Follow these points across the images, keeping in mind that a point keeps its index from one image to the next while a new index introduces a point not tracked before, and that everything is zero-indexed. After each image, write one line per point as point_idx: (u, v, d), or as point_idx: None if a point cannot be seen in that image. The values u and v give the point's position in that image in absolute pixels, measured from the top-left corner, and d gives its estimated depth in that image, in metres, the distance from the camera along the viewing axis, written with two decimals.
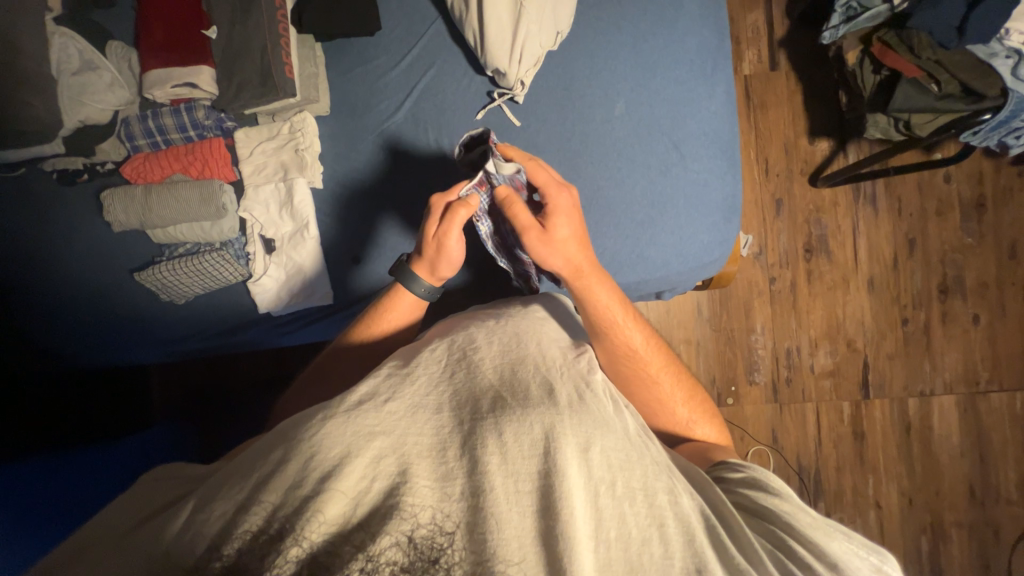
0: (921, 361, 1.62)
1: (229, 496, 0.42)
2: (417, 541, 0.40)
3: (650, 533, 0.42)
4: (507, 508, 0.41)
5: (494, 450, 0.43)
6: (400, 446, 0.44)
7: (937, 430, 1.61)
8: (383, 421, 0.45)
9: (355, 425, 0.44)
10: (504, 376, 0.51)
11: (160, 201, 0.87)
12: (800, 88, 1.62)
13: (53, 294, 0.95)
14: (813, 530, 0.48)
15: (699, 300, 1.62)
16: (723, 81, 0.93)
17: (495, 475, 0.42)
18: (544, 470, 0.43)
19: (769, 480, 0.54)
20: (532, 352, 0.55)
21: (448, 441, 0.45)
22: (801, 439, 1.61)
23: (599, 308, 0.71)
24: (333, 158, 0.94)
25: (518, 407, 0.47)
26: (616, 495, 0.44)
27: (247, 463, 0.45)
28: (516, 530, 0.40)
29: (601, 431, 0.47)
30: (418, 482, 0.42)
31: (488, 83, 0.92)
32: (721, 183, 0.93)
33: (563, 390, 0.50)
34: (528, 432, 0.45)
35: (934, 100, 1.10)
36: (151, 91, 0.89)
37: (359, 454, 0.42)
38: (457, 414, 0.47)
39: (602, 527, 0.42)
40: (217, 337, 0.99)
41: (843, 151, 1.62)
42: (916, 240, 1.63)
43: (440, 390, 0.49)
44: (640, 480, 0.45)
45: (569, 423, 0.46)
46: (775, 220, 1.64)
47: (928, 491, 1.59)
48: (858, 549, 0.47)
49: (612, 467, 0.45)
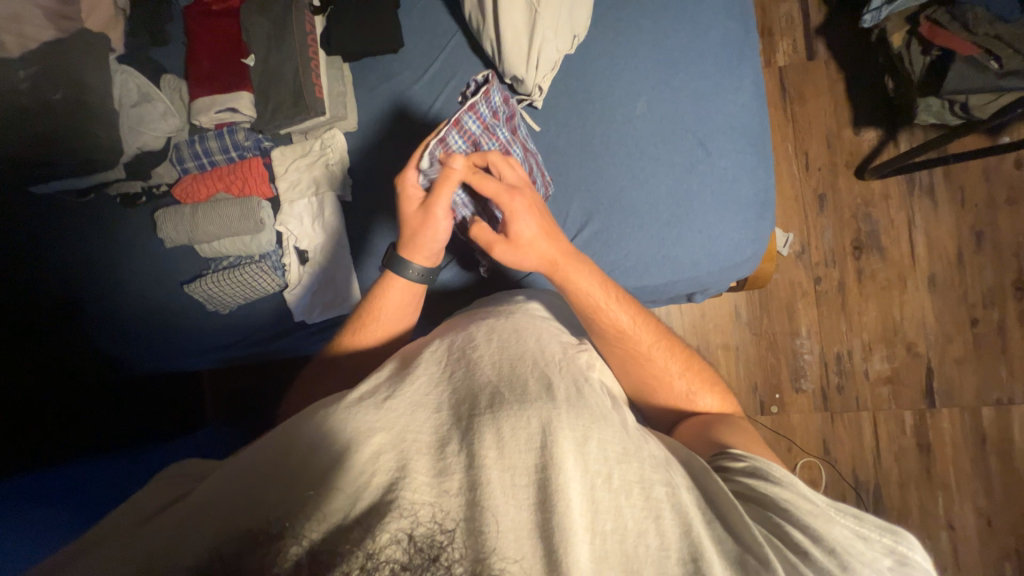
0: (996, 366, 1.46)
1: (233, 478, 0.46)
2: (417, 539, 0.40)
3: (645, 526, 0.45)
4: (503, 501, 0.43)
5: (490, 444, 0.46)
6: (398, 440, 0.47)
7: (1018, 443, 1.44)
8: (383, 417, 0.49)
9: (356, 421, 0.48)
10: (502, 372, 0.55)
11: (206, 217, 0.93)
12: (841, 76, 1.53)
13: (115, 307, 1.04)
14: (815, 518, 0.49)
15: (737, 303, 1.55)
16: (750, 72, 0.90)
17: (490, 469, 0.45)
18: (541, 463, 0.46)
19: (771, 469, 0.54)
20: (532, 347, 0.60)
21: (446, 437, 0.48)
22: (857, 451, 1.49)
23: (588, 304, 0.74)
24: (361, 171, 0.99)
25: (515, 402, 0.50)
26: (613, 487, 0.46)
27: (252, 454, 0.49)
28: (513, 523, 0.42)
29: (598, 424, 0.50)
30: (415, 476, 0.44)
31: (508, 89, 0.94)
32: (751, 178, 0.88)
33: (560, 385, 0.53)
34: (525, 426, 0.48)
35: (994, 78, 1.00)
36: (198, 118, 0.96)
37: (360, 448, 0.46)
38: (456, 411, 0.50)
39: (598, 519, 0.45)
40: (261, 345, 1.05)
41: (893, 140, 1.51)
42: (983, 233, 1.48)
43: (439, 389, 0.53)
44: (638, 474, 0.48)
45: (567, 416, 0.49)
46: (818, 217, 1.54)
47: (1010, 512, 1.43)
48: (868, 531, 0.49)
49: (610, 459, 0.48)
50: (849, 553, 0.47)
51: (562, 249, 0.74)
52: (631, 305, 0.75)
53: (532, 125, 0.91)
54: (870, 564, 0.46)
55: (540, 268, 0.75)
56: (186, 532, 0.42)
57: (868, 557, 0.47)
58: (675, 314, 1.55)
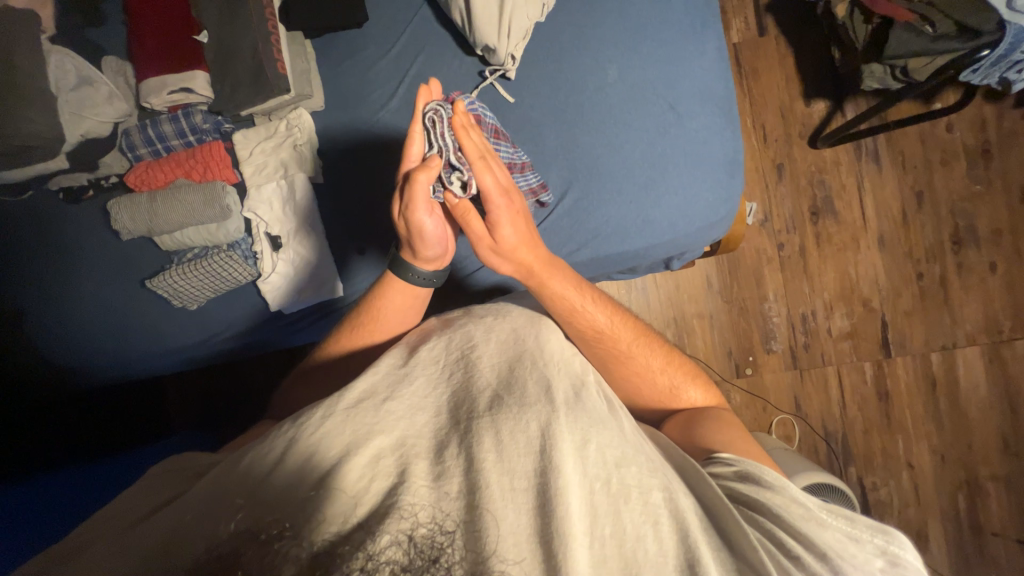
0: (940, 315, 1.59)
1: (225, 487, 0.47)
2: (417, 540, 0.40)
3: (644, 530, 0.47)
4: (502, 505, 0.45)
5: (490, 448, 0.49)
6: (398, 446, 0.50)
7: (963, 383, 1.58)
8: (382, 420, 0.52)
9: (355, 423, 0.51)
10: (502, 372, 0.59)
11: (165, 205, 0.87)
12: (790, 51, 1.61)
13: (67, 313, 0.96)
14: (807, 522, 0.53)
15: (709, 272, 1.61)
16: (714, 38, 0.92)
17: (489, 473, 0.47)
18: (540, 467, 0.48)
19: (761, 473, 0.58)
20: (530, 347, 0.63)
21: (445, 442, 0.51)
22: (825, 404, 1.59)
23: (566, 308, 0.77)
24: (331, 152, 0.95)
25: (515, 406, 0.53)
26: (611, 491, 0.49)
27: (247, 460, 0.50)
28: (511, 527, 0.45)
29: (598, 428, 0.53)
30: (416, 482, 0.46)
31: (480, 62, 0.93)
32: (721, 140, 0.92)
33: (560, 387, 0.57)
34: (523, 431, 0.51)
35: (928, 41, 1.07)
36: (149, 99, 0.89)
37: (358, 452, 0.48)
38: (454, 415, 0.54)
39: (597, 524, 0.47)
40: (231, 341, 0.99)
41: (840, 110, 1.60)
42: (923, 193, 1.61)
43: (437, 393, 0.57)
44: (636, 478, 0.51)
45: (566, 420, 0.52)
46: (777, 186, 1.62)
47: (960, 447, 1.56)
48: (858, 532, 0.53)
49: (608, 463, 0.51)
50: (837, 556, 0.50)
51: (536, 255, 0.77)
52: (607, 307, 0.79)
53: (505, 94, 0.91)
54: (861, 565, 0.50)
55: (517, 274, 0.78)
56: (177, 538, 0.43)
57: (858, 559, 0.50)
58: (651, 286, 1.59)
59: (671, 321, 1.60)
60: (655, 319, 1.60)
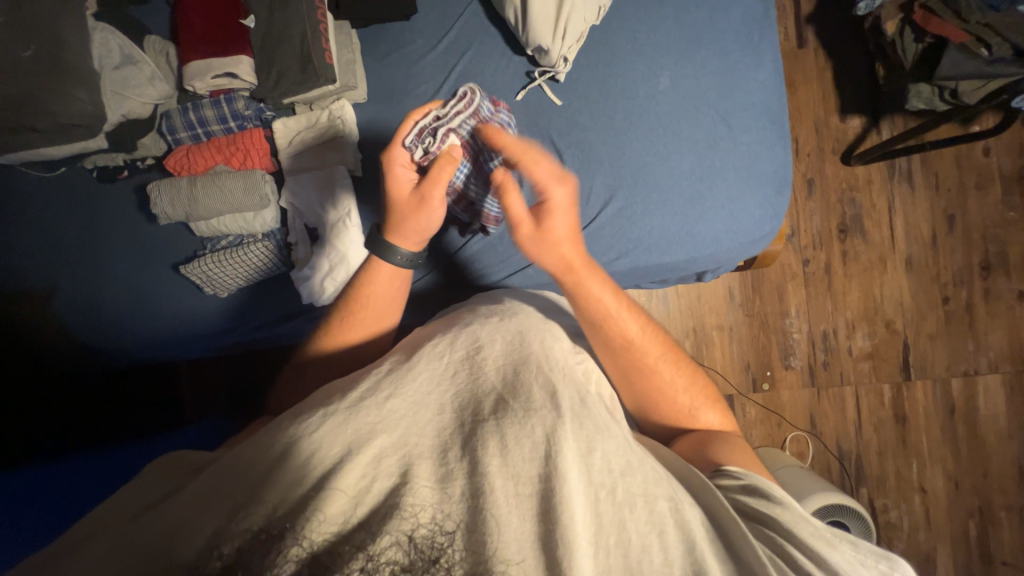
0: (965, 340, 1.57)
1: (222, 485, 0.45)
2: (417, 540, 0.41)
3: (650, 541, 0.46)
4: (506, 510, 0.44)
5: (494, 451, 0.48)
6: (401, 445, 0.48)
7: (982, 410, 1.56)
8: (385, 419, 0.49)
9: (357, 422, 0.49)
10: (506, 377, 0.56)
11: (205, 191, 0.86)
12: (830, 65, 1.58)
13: (92, 293, 0.95)
14: (814, 539, 0.51)
15: (732, 285, 1.59)
16: (769, 49, 0.91)
17: (495, 477, 0.46)
18: (545, 472, 0.47)
19: (771, 490, 0.57)
20: (534, 353, 0.60)
21: (448, 443, 0.49)
22: (841, 424, 1.58)
23: (600, 310, 0.71)
24: (371, 145, 0.94)
25: (520, 410, 0.52)
26: (616, 500, 0.48)
27: (248, 456, 0.48)
28: (515, 533, 0.43)
29: (602, 436, 0.52)
30: (418, 483, 0.45)
31: (528, 62, 0.91)
32: (770, 155, 0.90)
33: (565, 393, 0.56)
34: (529, 437, 0.49)
35: (984, 64, 1.06)
36: (193, 83, 0.87)
37: (360, 451, 0.46)
38: (458, 415, 0.52)
39: (602, 532, 0.46)
40: (257, 331, 0.98)
41: (876, 128, 1.58)
42: (955, 216, 1.58)
43: (440, 391, 0.54)
44: (641, 487, 0.49)
45: (572, 427, 0.51)
46: (807, 201, 1.60)
47: (975, 474, 1.55)
48: (865, 556, 0.51)
49: (613, 472, 0.50)
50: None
51: (581, 252, 0.71)
52: (640, 317, 0.73)
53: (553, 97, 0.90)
54: None
55: (554, 267, 0.72)
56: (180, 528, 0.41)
57: None
58: (672, 296, 1.57)
59: (690, 331, 1.59)
60: (674, 329, 1.58)
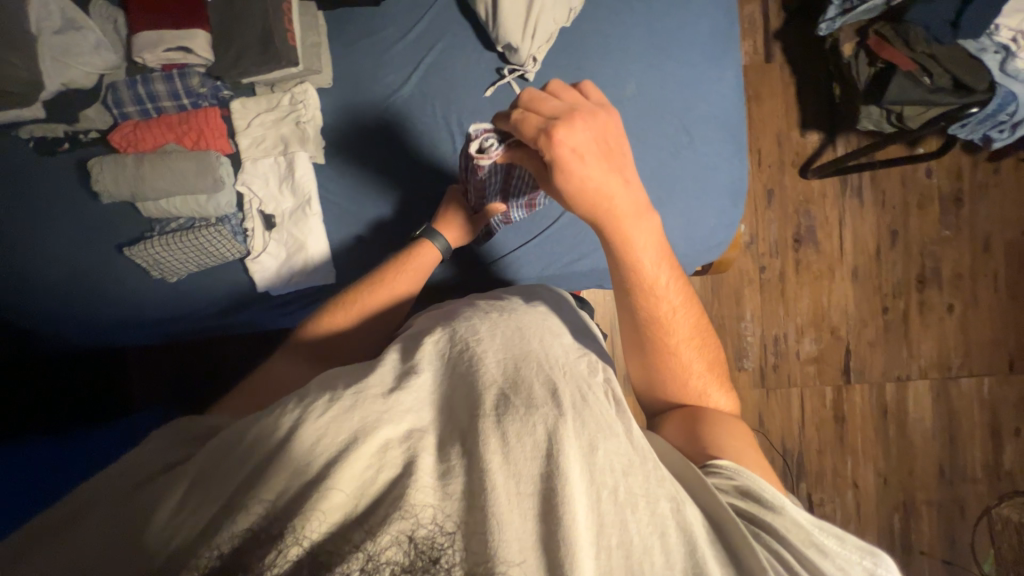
0: (900, 348, 1.69)
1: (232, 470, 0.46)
2: (417, 540, 0.43)
3: (651, 542, 0.46)
4: (507, 510, 0.44)
5: (496, 450, 0.47)
6: (406, 437, 0.48)
7: (911, 413, 1.69)
8: (389, 409, 0.49)
9: (362, 410, 0.48)
10: (508, 370, 0.54)
11: (153, 170, 0.82)
12: (792, 81, 1.65)
13: (37, 273, 0.90)
14: (806, 546, 0.50)
15: (692, 288, 1.65)
16: (733, 63, 0.93)
17: (495, 475, 0.45)
18: (545, 472, 0.46)
19: (764, 490, 0.55)
20: (535, 348, 0.59)
21: (451, 439, 0.49)
22: (786, 422, 1.67)
23: (640, 283, 0.68)
24: (335, 132, 0.92)
25: (522, 407, 0.50)
26: (618, 499, 0.47)
27: (250, 441, 0.48)
28: (516, 533, 0.44)
29: (605, 435, 0.50)
30: (421, 478, 0.45)
31: (498, 59, 0.91)
32: (729, 166, 0.93)
33: (566, 388, 0.53)
34: (530, 434, 0.48)
35: (924, 92, 1.13)
36: (142, 55, 0.83)
37: (365, 442, 0.46)
38: (460, 410, 0.51)
39: (603, 534, 0.45)
40: (213, 317, 0.94)
41: (832, 145, 1.66)
42: (898, 232, 1.69)
43: (443, 385, 0.54)
44: (643, 487, 0.48)
45: (573, 425, 0.50)
46: (766, 210, 1.68)
47: (901, 471, 1.68)
48: (851, 552, 0.52)
49: (614, 471, 0.48)
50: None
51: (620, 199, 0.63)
52: (682, 291, 0.70)
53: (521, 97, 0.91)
54: None
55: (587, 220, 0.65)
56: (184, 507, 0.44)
57: None
58: None
59: None
60: None
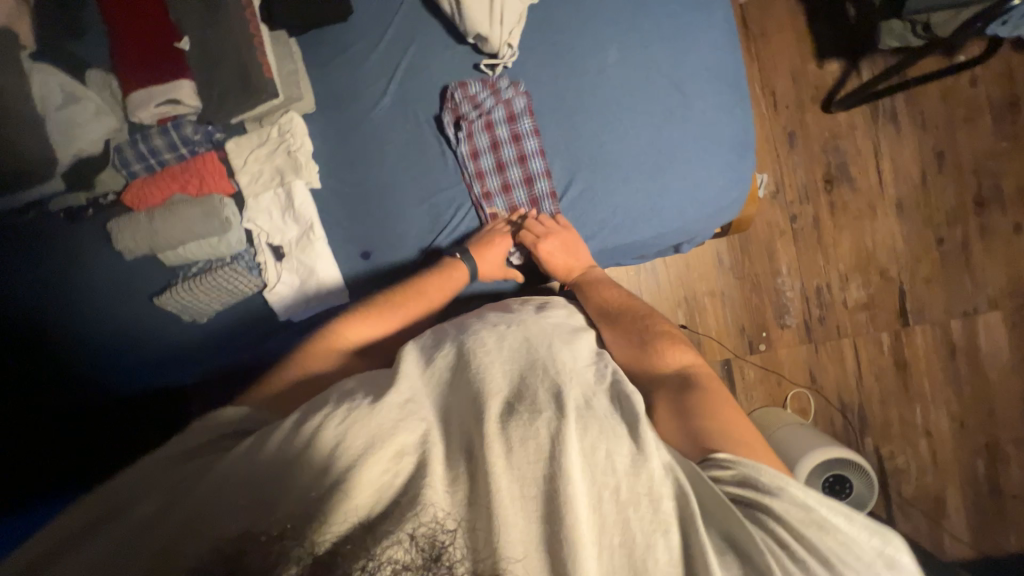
0: (962, 280, 1.54)
1: (256, 468, 0.46)
2: (418, 538, 0.40)
3: (654, 539, 0.44)
4: (512, 511, 0.43)
5: (500, 454, 0.46)
6: (420, 440, 0.47)
7: (984, 348, 1.54)
8: (405, 417, 0.49)
9: (380, 417, 0.48)
10: (514, 378, 0.55)
11: (165, 222, 0.87)
12: (801, 9, 1.51)
13: (86, 327, 0.96)
14: (809, 527, 0.46)
15: (719, 250, 1.57)
16: (721, 7, 0.88)
17: (501, 477, 0.44)
18: (549, 474, 0.45)
19: (762, 478, 0.50)
20: (541, 355, 0.58)
21: (455, 442, 0.48)
22: (840, 375, 1.57)
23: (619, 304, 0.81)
24: (327, 155, 0.93)
25: (527, 411, 0.49)
26: (620, 500, 0.46)
27: (281, 441, 0.48)
28: (519, 534, 0.43)
29: (609, 437, 0.49)
30: (433, 479, 0.44)
31: (473, 52, 0.90)
32: (730, 119, 0.88)
33: (570, 393, 0.52)
34: (534, 438, 0.47)
35: None
36: (137, 114, 0.88)
37: (379, 448, 0.45)
38: (465, 414, 0.50)
39: (605, 533, 0.45)
40: (243, 350, 0.99)
41: (855, 71, 1.52)
42: (945, 153, 1.53)
43: (445, 395, 0.54)
44: (647, 486, 0.46)
45: (576, 427, 0.49)
46: (789, 154, 1.56)
47: (980, 412, 1.54)
48: (864, 532, 0.47)
49: (619, 471, 0.47)
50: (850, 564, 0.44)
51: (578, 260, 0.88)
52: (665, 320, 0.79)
53: (506, 79, 0.89)
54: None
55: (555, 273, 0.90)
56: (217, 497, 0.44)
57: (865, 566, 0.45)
58: (659, 268, 1.55)
59: (682, 300, 1.57)
60: (665, 300, 1.57)
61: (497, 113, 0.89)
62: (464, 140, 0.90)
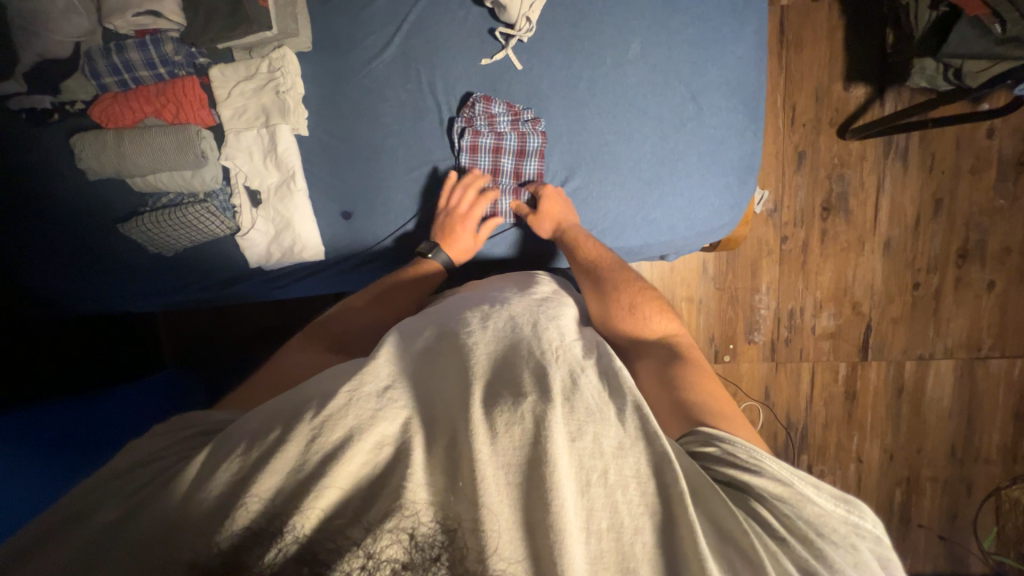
0: (926, 326, 1.59)
1: (236, 462, 0.44)
2: (418, 538, 0.41)
3: (642, 522, 0.43)
4: (497, 500, 0.42)
5: (483, 440, 0.45)
6: (401, 430, 0.46)
7: (929, 391, 1.62)
8: (385, 406, 0.47)
9: (357, 409, 0.46)
10: (499, 366, 0.53)
11: (134, 147, 0.81)
12: (841, 24, 1.45)
13: (42, 242, 0.91)
14: (784, 500, 0.46)
15: (706, 259, 1.57)
16: (755, 18, 0.86)
17: (485, 465, 0.44)
18: (533, 458, 0.44)
19: (740, 454, 0.50)
20: (528, 337, 0.58)
21: (439, 426, 0.47)
22: (793, 396, 1.64)
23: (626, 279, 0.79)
24: (318, 102, 0.88)
25: (511, 398, 0.48)
26: (608, 483, 0.45)
27: (261, 424, 0.47)
28: (506, 523, 0.42)
29: (597, 423, 0.48)
30: (416, 466, 0.44)
31: (489, 17, 0.84)
32: (739, 141, 0.89)
33: (556, 375, 0.52)
34: (518, 424, 0.46)
35: (993, 44, 0.98)
36: (110, 20, 0.80)
37: (362, 439, 0.44)
38: (450, 400, 0.49)
39: (592, 519, 0.43)
40: (211, 290, 0.97)
41: (879, 100, 1.48)
42: (943, 200, 1.53)
43: (431, 377, 0.53)
44: (633, 468, 0.46)
45: (561, 412, 0.47)
46: (795, 174, 1.53)
47: (910, 449, 1.64)
48: (831, 501, 0.47)
49: (605, 454, 0.46)
50: (824, 538, 0.45)
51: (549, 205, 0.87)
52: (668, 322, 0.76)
53: (530, 113, 0.86)
54: (842, 548, 0.44)
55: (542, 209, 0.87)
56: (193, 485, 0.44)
57: (840, 538, 0.45)
58: (646, 267, 1.55)
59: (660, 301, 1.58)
60: None
61: (508, 142, 0.87)
62: (466, 152, 0.87)
